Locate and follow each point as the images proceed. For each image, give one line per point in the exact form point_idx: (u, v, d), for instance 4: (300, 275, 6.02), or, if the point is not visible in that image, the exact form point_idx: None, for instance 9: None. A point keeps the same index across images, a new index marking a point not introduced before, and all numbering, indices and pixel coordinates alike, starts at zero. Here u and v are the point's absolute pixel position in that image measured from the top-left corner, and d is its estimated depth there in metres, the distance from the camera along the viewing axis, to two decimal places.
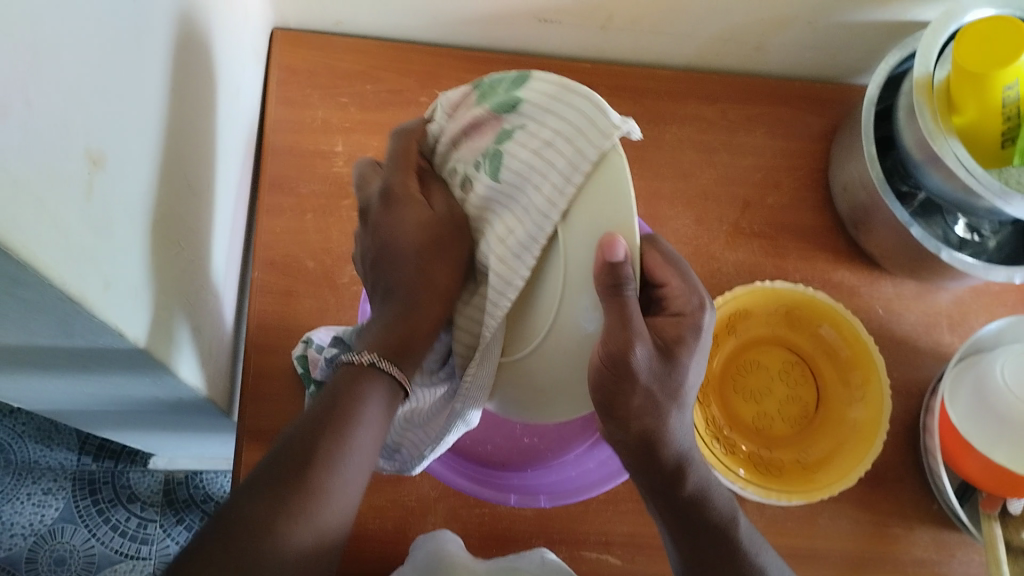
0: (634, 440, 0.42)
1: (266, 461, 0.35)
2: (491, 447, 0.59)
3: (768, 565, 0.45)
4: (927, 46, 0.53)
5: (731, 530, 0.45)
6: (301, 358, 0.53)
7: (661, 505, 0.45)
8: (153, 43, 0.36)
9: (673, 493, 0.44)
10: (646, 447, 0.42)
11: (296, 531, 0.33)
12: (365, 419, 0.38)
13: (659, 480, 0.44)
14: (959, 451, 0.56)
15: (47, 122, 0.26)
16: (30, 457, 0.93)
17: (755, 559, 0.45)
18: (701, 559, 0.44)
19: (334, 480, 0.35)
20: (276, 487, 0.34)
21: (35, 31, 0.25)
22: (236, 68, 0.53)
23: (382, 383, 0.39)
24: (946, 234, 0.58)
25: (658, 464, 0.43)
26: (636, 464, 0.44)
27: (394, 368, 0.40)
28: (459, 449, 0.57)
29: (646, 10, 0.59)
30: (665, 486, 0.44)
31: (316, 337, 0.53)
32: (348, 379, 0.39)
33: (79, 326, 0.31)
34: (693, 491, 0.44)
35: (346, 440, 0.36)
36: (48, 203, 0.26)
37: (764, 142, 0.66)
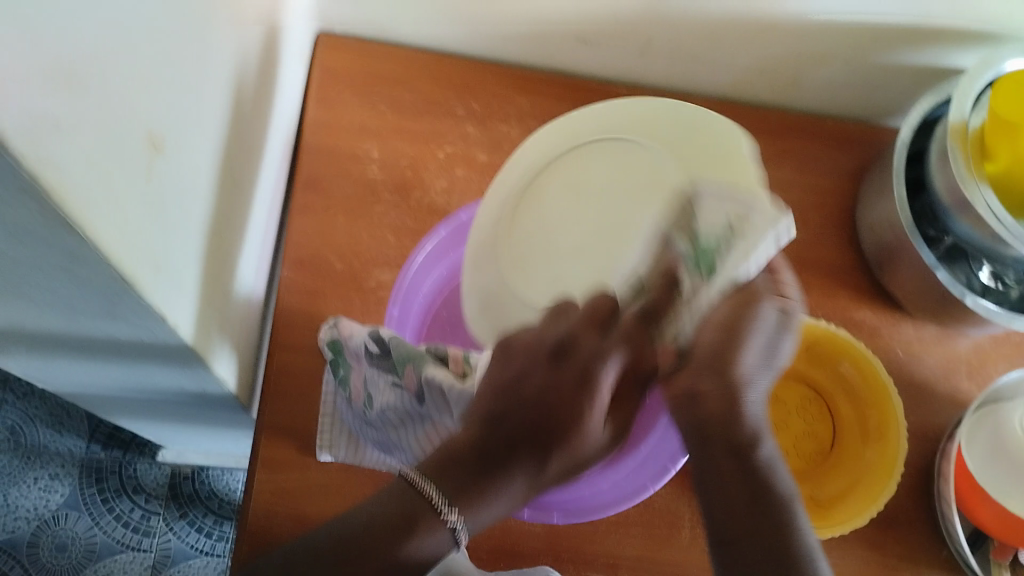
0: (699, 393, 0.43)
1: (313, 546, 0.41)
2: None
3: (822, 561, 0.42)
4: (963, 93, 0.54)
5: (793, 510, 0.43)
6: (330, 342, 0.53)
7: (714, 462, 0.44)
8: (220, 38, 0.37)
9: (742, 457, 0.43)
10: (722, 405, 0.43)
11: None
12: (410, 560, 0.41)
13: (725, 444, 0.43)
14: (974, 498, 0.56)
15: (122, 103, 0.26)
16: (38, 441, 0.94)
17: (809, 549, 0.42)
18: (748, 533, 0.42)
19: None
20: None
21: (119, 15, 0.25)
22: (283, 68, 0.54)
23: (446, 541, 0.42)
24: (969, 280, 0.58)
25: (728, 424, 0.43)
26: (701, 423, 0.43)
27: (463, 536, 0.42)
28: None
29: (687, 39, 0.60)
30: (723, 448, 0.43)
31: (342, 321, 0.53)
32: (409, 518, 0.41)
33: (123, 309, 0.32)
34: (763, 459, 0.43)
35: (382, 567, 0.41)
36: (115, 181, 0.26)
37: (793, 177, 0.66)
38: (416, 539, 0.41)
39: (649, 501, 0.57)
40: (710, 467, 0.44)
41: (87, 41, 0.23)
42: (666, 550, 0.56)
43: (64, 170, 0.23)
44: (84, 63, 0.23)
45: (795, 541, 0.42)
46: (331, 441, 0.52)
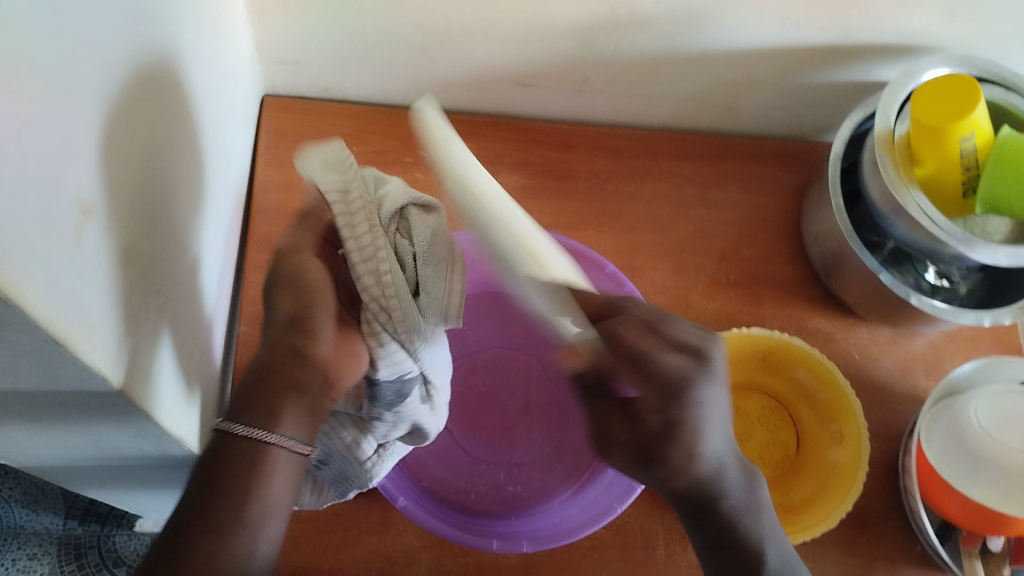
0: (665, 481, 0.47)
1: (170, 524, 0.40)
2: (475, 495, 0.60)
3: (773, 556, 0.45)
4: (885, 104, 0.56)
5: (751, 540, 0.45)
6: None
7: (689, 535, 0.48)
8: (145, 103, 0.38)
9: (706, 520, 0.46)
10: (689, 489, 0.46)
11: (236, 537, 0.40)
12: (269, 494, 0.42)
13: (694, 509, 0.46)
14: (938, 490, 0.57)
15: (43, 174, 0.27)
16: (14, 522, 0.91)
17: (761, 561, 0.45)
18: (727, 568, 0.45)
19: (237, 510, 0.40)
20: (182, 535, 0.39)
21: (33, 90, 0.27)
22: (226, 131, 0.55)
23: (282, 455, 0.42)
24: (917, 281, 0.60)
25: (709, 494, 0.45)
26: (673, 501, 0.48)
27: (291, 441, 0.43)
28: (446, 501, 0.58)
29: (619, 72, 0.62)
30: (695, 501, 0.46)
31: None
32: (253, 454, 0.41)
33: (65, 370, 0.33)
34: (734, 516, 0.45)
35: (246, 496, 0.40)
36: (40, 248, 0.27)
37: (736, 196, 0.68)
38: (263, 486, 0.41)
39: (621, 522, 0.58)
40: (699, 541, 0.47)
41: (2, 117, 0.24)
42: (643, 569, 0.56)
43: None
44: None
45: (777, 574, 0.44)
46: None
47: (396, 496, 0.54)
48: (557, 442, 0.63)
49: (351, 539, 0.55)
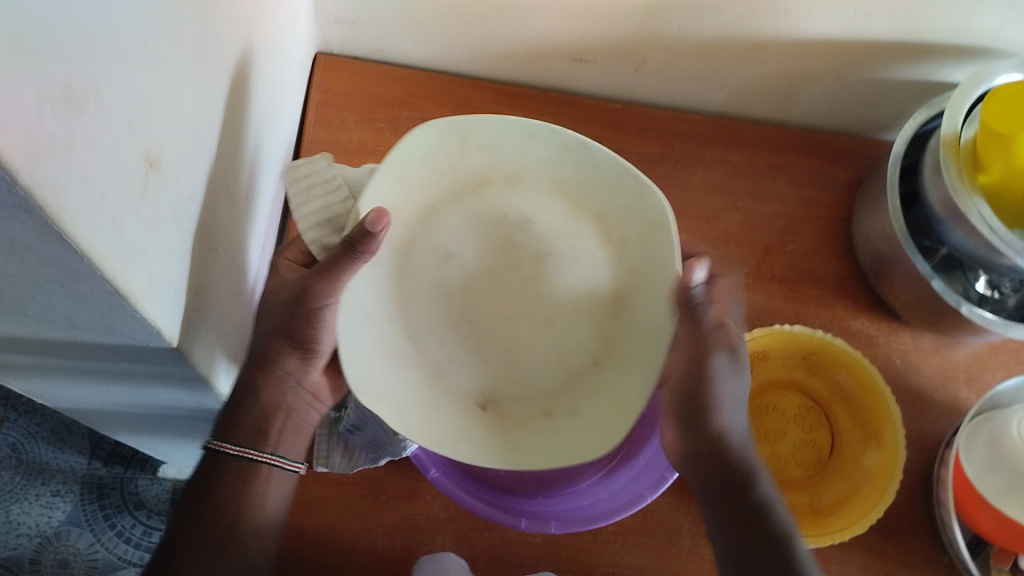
0: (701, 452, 0.49)
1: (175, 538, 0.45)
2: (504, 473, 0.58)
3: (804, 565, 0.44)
4: (955, 106, 0.55)
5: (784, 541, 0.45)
6: None
7: (714, 512, 0.48)
8: (211, 56, 0.38)
9: (735, 498, 0.47)
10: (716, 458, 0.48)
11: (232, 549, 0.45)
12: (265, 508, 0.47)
13: (726, 486, 0.47)
14: (973, 505, 0.56)
15: (117, 123, 0.27)
16: (41, 458, 0.94)
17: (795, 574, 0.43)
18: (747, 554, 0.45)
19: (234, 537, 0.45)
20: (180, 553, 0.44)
21: (112, 36, 0.26)
22: (280, 87, 0.54)
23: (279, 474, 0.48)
24: (966, 290, 0.59)
25: (725, 462, 0.48)
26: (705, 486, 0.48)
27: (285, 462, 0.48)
28: (474, 475, 0.57)
29: (679, 54, 0.60)
30: (731, 488, 0.47)
31: None
32: (242, 480, 0.46)
33: (121, 322, 0.32)
34: (759, 496, 0.47)
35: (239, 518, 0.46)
36: (111, 198, 0.27)
37: (787, 189, 0.67)
38: (255, 506, 0.47)
39: (647, 510, 0.57)
40: (718, 519, 0.47)
41: (82, 62, 0.24)
42: (665, 559, 0.56)
43: (60, 189, 0.23)
44: (79, 83, 0.24)
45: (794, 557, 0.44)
46: (326, 453, 0.54)
47: (428, 465, 0.53)
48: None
49: (378, 505, 0.55)
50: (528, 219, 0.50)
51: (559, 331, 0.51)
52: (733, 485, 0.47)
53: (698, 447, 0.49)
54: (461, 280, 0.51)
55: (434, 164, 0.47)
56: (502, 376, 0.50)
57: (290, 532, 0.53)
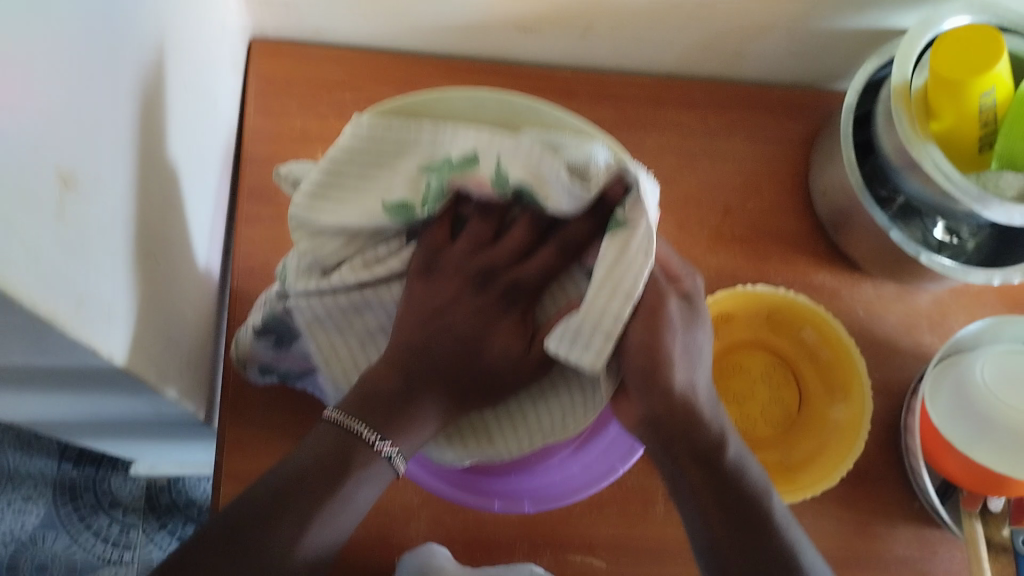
0: (660, 420, 0.44)
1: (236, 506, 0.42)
2: None
3: (800, 543, 0.45)
4: (906, 53, 0.54)
5: (766, 501, 0.45)
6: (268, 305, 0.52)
7: (683, 479, 0.46)
8: (125, 56, 0.36)
9: (712, 469, 0.45)
10: (682, 424, 0.44)
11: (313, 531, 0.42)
12: (355, 501, 0.44)
13: (692, 455, 0.45)
14: (941, 452, 0.56)
15: (19, 147, 0.26)
16: (9, 464, 0.92)
17: (787, 534, 0.45)
18: (735, 526, 0.44)
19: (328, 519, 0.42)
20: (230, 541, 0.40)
21: (4, 56, 0.24)
22: (213, 79, 0.53)
23: (385, 468, 0.45)
24: (925, 237, 0.59)
25: (688, 432, 0.45)
26: (663, 442, 0.45)
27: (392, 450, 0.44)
28: None
29: (624, 17, 0.59)
30: (708, 454, 0.45)
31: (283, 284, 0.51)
32: (353, 454, 0.44)
33: (51, 346, 0.31)
34: (731, 464, 0.45)
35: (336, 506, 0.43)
36: (19, 225, 0.26)
37: (742, 146, 0.66)
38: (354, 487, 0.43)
39: (622, 480, 0.57)
40: (686, 486, 0.46)
41: None
42: (642, 526, 0.56)
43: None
44: None
45: (783, 538, 0.45)
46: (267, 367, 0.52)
47: None
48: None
49: None
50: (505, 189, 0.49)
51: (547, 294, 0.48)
52: (701, 456, 0.45)
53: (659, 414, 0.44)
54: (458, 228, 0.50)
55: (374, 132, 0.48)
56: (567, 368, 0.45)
57: None
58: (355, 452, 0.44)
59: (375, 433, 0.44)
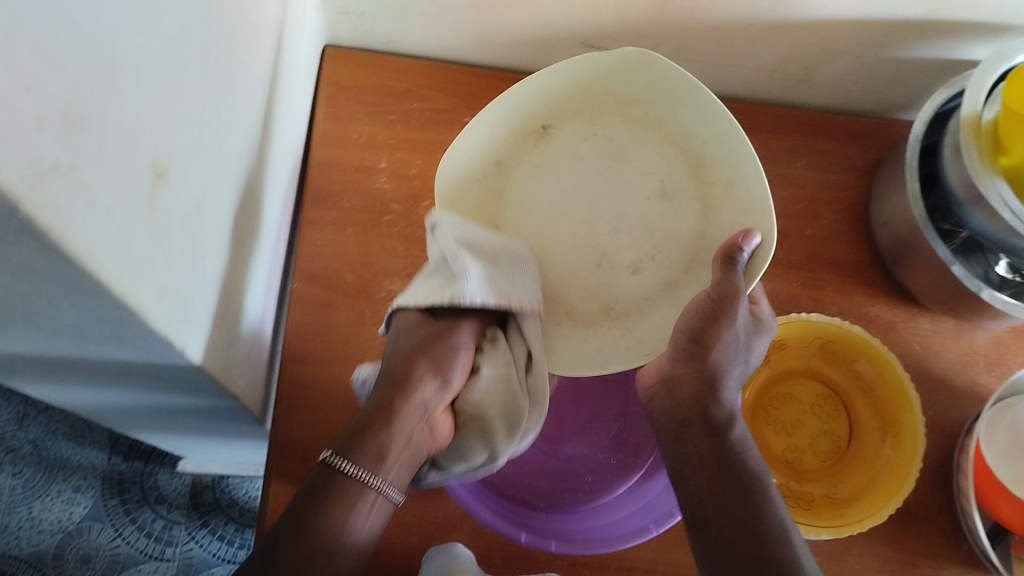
0: (676, 382, 0.47)
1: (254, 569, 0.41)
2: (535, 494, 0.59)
3: (792, 528, 0.43)
4: (976, 86, 0.53)
5: (762, 483, 0.44)
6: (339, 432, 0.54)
7: (684, 447, 0.46)
8: (219, 55, 0.37)
9: (712, 438, 0.46)
10: (693, 395, 0.46)
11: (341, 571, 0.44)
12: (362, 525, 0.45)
13: (703, 426, 0.46)
14: (994, 493, 0.55)
15: (122, 139, 0.27)
16: (61, 454, 0.94)
17: (776, 512, 0.43)
18: (733, 505, 0.43)
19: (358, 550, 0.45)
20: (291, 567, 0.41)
21: (115, 48, 0.25)
22: (290, 82, 0.54)
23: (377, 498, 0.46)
24: (986, 273, 0.58)
25: (703, 403, 0.46)
26: (678, 409, 0.47)
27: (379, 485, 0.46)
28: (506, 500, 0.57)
29: (692, 37, 0.59)
30: (711, 428, 0.46)
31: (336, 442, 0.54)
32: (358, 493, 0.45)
33: (131, 333, 0.32)
34: (736, 441, 0.46)
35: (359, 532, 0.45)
36: (117, 214, 0.27)
37: (804, 173, 0.66)
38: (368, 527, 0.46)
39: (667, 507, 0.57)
40: (688, 458, 0.46)
41: (84, 78, 0.24)
42: (683, 552, 0.56)
43: (63, 212, 0.23)
44: (80, 102, 0.23)
45: (774, 513, 0.43)
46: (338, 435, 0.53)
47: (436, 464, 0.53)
48: (621, 428, 0.62)
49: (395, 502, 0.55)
50: (664, 191, 0.53)
51: (625, 236, 0.54)
52: (712, 424, 0.46)
53: (681, 397, 0.47)
54: (643, 174, 0.55)
55: (643, 99, 0.55)
56: (547, 284, 0.54)
57: None
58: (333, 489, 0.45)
59: (361, 470, 0.46)
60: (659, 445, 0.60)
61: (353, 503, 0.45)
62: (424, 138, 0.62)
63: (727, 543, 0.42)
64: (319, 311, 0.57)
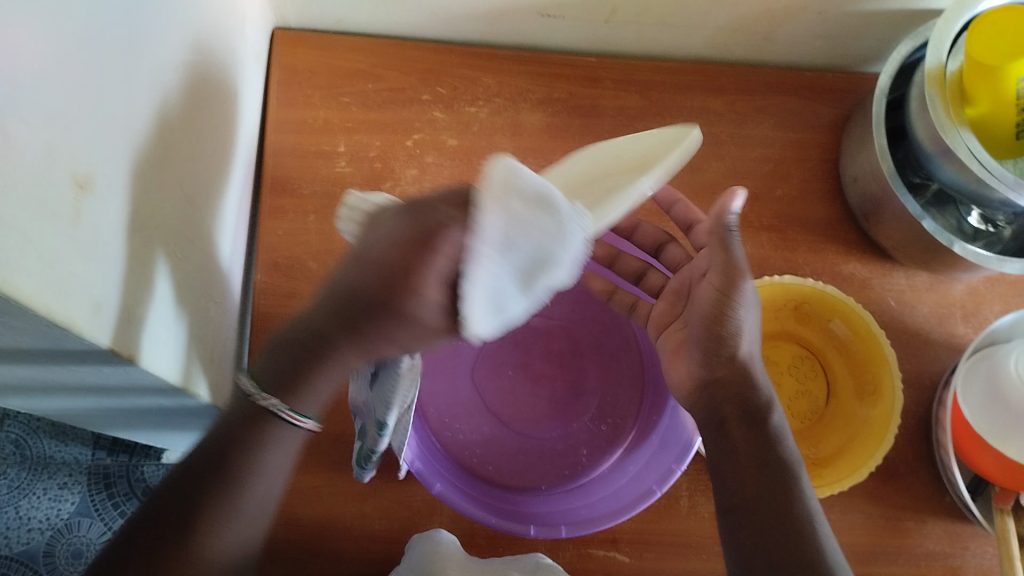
0: (716, 379, 0.48)
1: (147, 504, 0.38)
2: (515, 475, 0.58)
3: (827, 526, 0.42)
4: (940, 36, 0.52)
5: (794, 470, 0.44)
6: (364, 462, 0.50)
7: (725, 438, 0.46)
8: (145, 49, 0.35)
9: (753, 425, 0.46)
10: (731, 387, 0.47)
11: (213, 536, 0.37)
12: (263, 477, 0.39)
13: (742, 416, 0.46)
14: (971, 445, 0.55)
15: (33, 154, 0.25)
16: (45, 452, 0.93)
17: (809, 502, 0.43)
18: (764, 492, 0.43)
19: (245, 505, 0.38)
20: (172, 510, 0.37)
21: (18, 62, 0.24)
22: (236, 70, 0.52)
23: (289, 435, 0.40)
24: (959, 225, 0.57)
25: (740, 393, 0.47)
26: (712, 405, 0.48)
27: (294, 417, 0.39)
28: (484, 483, 0.56)
29: (649, 1, 0.58)
30: (752, 416, 0.46)
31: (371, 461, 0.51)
32: (272, 434, 0.39)
33: (71, 347, 0.31)
34: (774, 427, 0.46)
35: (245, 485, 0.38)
36: (35, 234, 0.26)
37: (772, 132, 0.65)
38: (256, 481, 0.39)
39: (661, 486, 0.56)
40: (726, 450, 0.46)
41: None
42: (665, 521, 0.56)
43: None
44: None
45: (804, 505, 0.42)
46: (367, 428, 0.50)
47: (432, 481, 0.51)
48: (601, 404, 0.62)
49: (374, 490, 0.54)
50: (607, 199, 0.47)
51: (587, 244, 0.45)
52: (750, 413, 0.46)
53: (715, 376, 0.48)
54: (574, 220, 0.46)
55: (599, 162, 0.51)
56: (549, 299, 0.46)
57: (285, 524, 0.53)
58: (250, 419, 0.39)
59: (272, 398, 0.39)
60: (638, 418, 0.60)
61: (259, 456, 0.39)
62: (383, 118, 0.61)
63: (766, 519, 0.42)
64: (285, 302, 0.56)
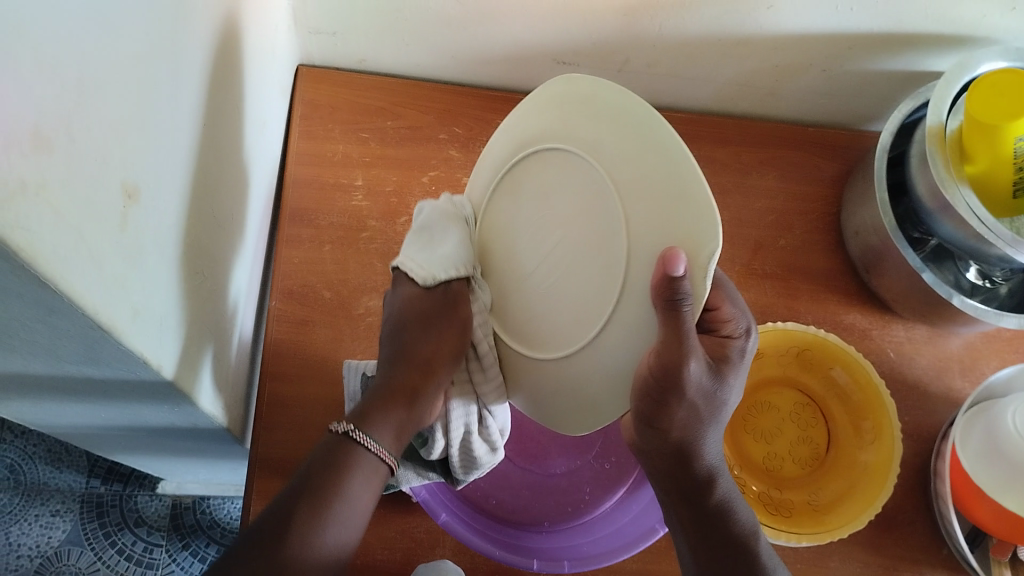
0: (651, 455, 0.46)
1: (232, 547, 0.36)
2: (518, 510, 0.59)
3: None
4: (940, 96, 0.54)
5: (752, 542, 0.45)
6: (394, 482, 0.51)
7: (673, 512, 0.47)
8: (192, 73, 0.37)
9: (695, 502, 0.46)
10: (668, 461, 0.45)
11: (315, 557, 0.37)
12: (351, 492, 0.40)
13: (684, 490, 0.46)
14: (972, 498, 0.55)
15: (91, 161, 0.27)
16: (39, 478, 0.93)
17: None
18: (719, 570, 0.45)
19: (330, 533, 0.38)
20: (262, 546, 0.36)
21: (85, 73, 0.26)
22: (262, 101, 0.54)
23: (364, 455, 0.42)
24: (957, 280, 0.59)
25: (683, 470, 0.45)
26: (655, 472, 0.47)
27: (372, 442, 0.42)
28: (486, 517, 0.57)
29: (662, 53, 0.60)
30: (693, 493, 0.45)
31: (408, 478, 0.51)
32: (334, 454, 0.41)
33: (107, 353, 0.32)
34: (717, 504, 0.45)
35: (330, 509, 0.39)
36: (88, 236, 0.27)
37: (775, 185, 0.67)
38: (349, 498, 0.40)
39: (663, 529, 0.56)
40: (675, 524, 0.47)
41: (52, 102, 0.24)
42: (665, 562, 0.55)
43: (34, 233, 0.23)
44: (47, 124, 0.24)
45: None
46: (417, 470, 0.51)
47: (438, 511, 0.53)
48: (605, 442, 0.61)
49: (379, 519, 0.54)
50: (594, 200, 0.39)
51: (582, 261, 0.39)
52: (689, 491, 0.46)
53: (651, 452, 0.45)
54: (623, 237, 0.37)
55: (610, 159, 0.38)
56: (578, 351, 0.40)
57: None
58: (340, 449, 0.41)
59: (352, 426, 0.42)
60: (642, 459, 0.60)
61: (343, 485, 0.40)
62: (400, 154, 0.63)
63: None
64: (293, 329, 0.57)
